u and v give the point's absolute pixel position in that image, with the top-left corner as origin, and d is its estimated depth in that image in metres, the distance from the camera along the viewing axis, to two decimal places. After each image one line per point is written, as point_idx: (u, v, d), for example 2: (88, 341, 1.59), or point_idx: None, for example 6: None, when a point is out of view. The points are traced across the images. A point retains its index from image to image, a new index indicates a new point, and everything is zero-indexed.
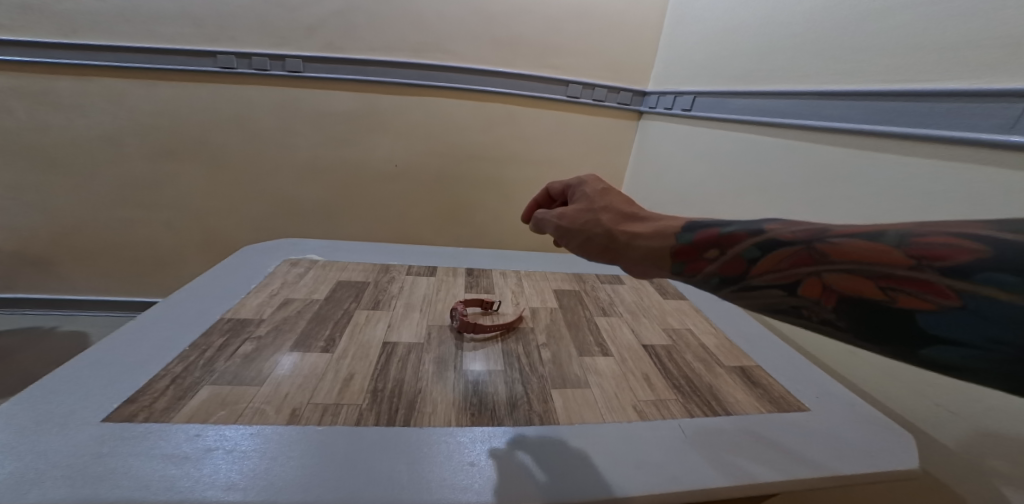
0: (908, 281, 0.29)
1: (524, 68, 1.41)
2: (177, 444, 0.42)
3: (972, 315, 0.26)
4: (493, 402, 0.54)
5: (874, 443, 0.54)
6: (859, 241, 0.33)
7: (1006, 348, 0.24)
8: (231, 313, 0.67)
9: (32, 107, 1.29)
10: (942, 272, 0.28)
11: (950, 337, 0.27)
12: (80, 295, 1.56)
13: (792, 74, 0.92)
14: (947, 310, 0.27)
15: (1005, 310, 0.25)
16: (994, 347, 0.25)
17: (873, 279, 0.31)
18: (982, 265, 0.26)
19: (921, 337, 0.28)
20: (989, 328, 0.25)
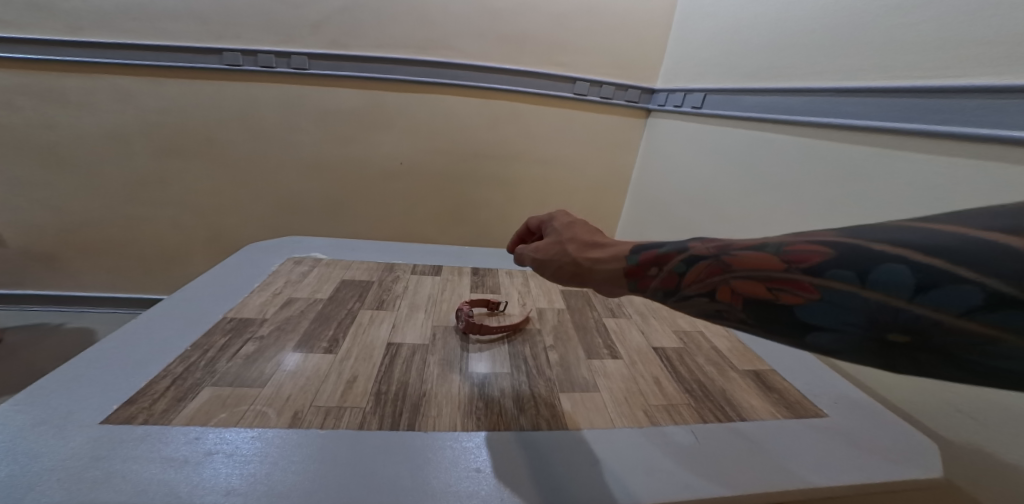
0: (787, 282, 0.34)
1: (531, 65, 1.39)
2: (175, 448, 0.41)
3: (833, 304, 0.32)
4: (499, 406, 0.52)
5: (894, 451, 0.52)
6: (751, 252, 0.38)
7: (860, 327, 0.30)
8: (233, 313, 0.66)
9: (41, 105, 1.29)
10: (808, 272, 0.33)
11: (822, 323, 0.32)
12: (88, 291, 1.57)
13: (806, 71, 0.89)
14: (817, 302, 0.32)
15: (854, 297, 0.31)
16: (850, 327, 0.31)
17: (763, 282, 0.36)
18: (834, 264, 0.32)
19: (803, 325, 0.33)
20: (846, 312, 0.31)
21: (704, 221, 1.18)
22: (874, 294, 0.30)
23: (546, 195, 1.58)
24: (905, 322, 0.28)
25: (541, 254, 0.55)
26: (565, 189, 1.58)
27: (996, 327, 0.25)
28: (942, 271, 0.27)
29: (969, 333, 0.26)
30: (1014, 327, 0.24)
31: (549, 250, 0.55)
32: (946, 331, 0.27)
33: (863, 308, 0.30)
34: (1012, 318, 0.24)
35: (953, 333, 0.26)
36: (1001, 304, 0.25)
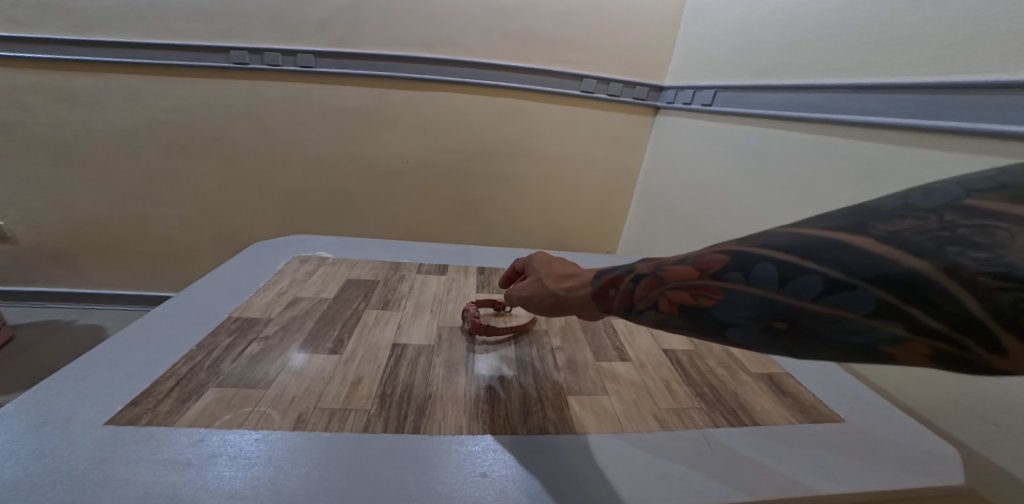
0: (703, 287, 0.33)
1: (537, 62, 1.37)
2: (179, 450, 0.41)
3: (734, 302, 0.31)
4: (506, 409, 0.51)
5: (912, 458, 0.51)
6: (673, 263, 0.36)
7: (754, 323, 0.30)
8: (239, 313, 0.65)
9: (51, 104, 1.30)
10: (714, 276, 0.32)
11: (731, 322, 0.31)
12: (98, 289, 1.58)
13: (820, 67, 0.87)
14: (725, 303, 0.31)
15: (746, 295, 0.30)
16: (749, 323, 0.30)
17: (686, 289, 0.34)
18: (727, 266, 0.32)
19: (719, 326, 0.32)
20: (743, 310, 0.30)
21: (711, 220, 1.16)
22: (759, 290, 0.29)
23: (552, 193, 1.56)
24: (783, 312, 0.28)
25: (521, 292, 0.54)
26: (571, 188, 1.56)
27: (843, 307, 0.26)
28: (796, 264, 0.28)
29: (829, 316, 0.26)
30: (857, 306, 0.25)
31: (527, 288, 0.54)
32: (815, 317, 0.27)
33: (753, 304, 0.30)
34: (852, 298, 0.25)
35: (817, 317, 0.27)
36: (843, 286, 0.26)
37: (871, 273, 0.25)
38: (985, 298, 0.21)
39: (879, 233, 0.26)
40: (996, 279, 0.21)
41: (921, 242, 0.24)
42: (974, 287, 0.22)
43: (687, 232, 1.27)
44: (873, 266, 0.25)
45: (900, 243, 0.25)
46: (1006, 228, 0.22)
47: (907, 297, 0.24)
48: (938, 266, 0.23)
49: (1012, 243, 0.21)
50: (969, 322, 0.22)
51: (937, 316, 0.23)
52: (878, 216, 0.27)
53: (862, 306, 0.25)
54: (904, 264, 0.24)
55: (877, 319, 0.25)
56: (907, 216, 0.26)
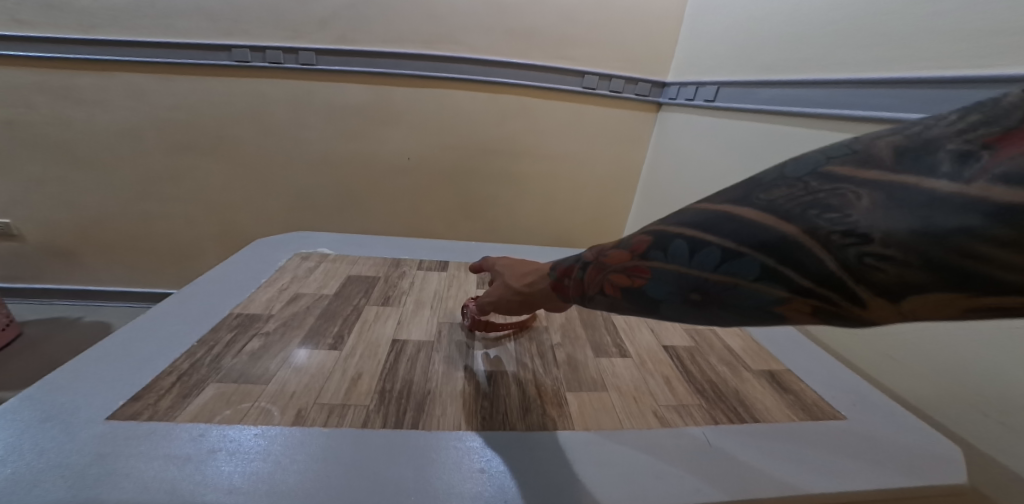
0: (635, 268, 0.36)
1: (539, 59, 1.37)
2: (179, 446, 0.41)
3: (659, 280, 0.34)
4: (505, 406, 0.51)
5: (916, 455, 0.50)
6: (613, 248, 0.40)
7: (676, 296, 0.33)
8: (240, 309, 0.65)
9: (56, 102, 1.30)
10: (642, 257, 0.36)
11: (659, 298, 0.34)
12: (104, 286, 1.59)
13: (825, 62, 0.86)
14: (653, 281, 0.35)
15: (666, 271, 0.34)
16: (672, 297, 0.34)
17: (624, 272, 0.37)
18: (651, 246, 0.35)
19: (652, 303, 0.35)
20: (668, 285, 0.34)
21: None
22: (676, 266, 0.33)
23: (553, 190, 1.56)
24: (695, 284, 0.32)
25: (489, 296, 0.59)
26: (573, 184, 1.56)
27: (734, 275, 0.30)
28: (700, 238, 0.32)
29: (728, 284, 0.30)
30: (746, 272, 0.29)
31: (491, 293, 0.58)
32: (718, 286, 0.31)
33: (672, 279, 0.33)
34: (742, 265, 0.29)
35: (720, 286, 0.31)
36: (734, 256, 0.30)
37: (754, 242, 0.29)
38: (838, 255, 0.25)
39: (761, 203, 0.30)
40: (847, 236, 0.25)
41: (790, 209, 0.28)
42: (830, 246, 0.26)
43: None
44: (756, 235, 0.29)
45: (776, 211, 0.29)
46: (854, 190, 0.26)
47: (782, 261, 0.28)
48: (801, 230, 0.27)
49: (859, 204, 0.25)
50: (829, 278, 0.26)
51: (806, 276, 0.27)
52: (760, 186, 0.31)
53: (750, 273, 0.29)
54: (777, 230, 0.28)
55: (762, 283, 0.29)
56: (783, 185, 0.30)
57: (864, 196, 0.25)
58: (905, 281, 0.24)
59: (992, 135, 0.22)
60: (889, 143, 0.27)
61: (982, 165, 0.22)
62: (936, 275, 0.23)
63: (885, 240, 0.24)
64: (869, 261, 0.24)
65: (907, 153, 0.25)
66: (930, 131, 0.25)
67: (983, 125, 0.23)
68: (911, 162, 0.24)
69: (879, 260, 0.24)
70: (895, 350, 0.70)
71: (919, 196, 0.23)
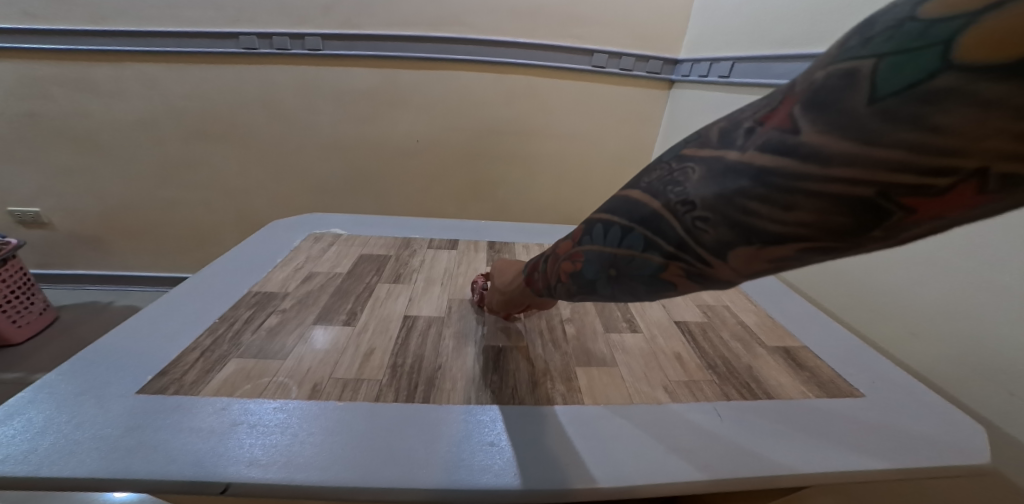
0: (574, 253, 0.38)
1: (547, 38, 1.33)
2: (204, 418, 0.43)
3: (589, 261, 0.36)
4: (514, 380, 0.52)
5: (931, 435, 0.49)
6: (563, 239, 0.42)
7: (602, 275, 0.35)
8: (258, 287, 0.67)
9: (74, 94, 1.33)
10: (578, 242, 0.38)
11: (594, 279, 0.36)
12: (130, 271, 1.65)
13: (845, 34, 0.81)
14: (585, 263, 0.37)
15: (592, 252, 0.36)
16: (601, 276, 0.35)
17: (568, 258, 0.39)
18: (584, 232, 0.37)
19: (591, 284, 0.37)
20: (595, 266, 0.36)
21: None
22: (597, 247, 0.35)
23: (562, 171, 1.55)
24: (610, 261, 0.34)
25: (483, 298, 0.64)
26: (581, 165, 1.54)
27: (630, 249, 0.32)
28: (609, 219, 0.34)
29: (628, 256, 0.32)
30: (636, 244, 0.31)
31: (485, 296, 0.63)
32: (623, 260, 0.33)
33: (597, 259, 0.35)
34: (634, 239, 0.31)
35: (625, 259, 0.32)
36: (626, 230, 0.32)
37: (636, 216, 0.31)
38: (682, 222, 0.28)
39: (642, 185, 0.32)
40: (683, 204, 0.27)
41: (655, 186, 0.30)
42: (677, 214, 0.28)
43: None
44: (636, 211, 0.31)
45: (648, 189, 0.31)
46: (691, 165, 0.28)
47: (655, 232, 0.30)
48: (661, 204, 0.29)
49: (692, 177, 0.27)
50: (684, 243, 0.28)
51: (670, 242, 0.29)
52: (646, 170, 0.32)
53: (638, 245, 0.31)
54: (648, 206, 0.30)
55: (649, 253, 0.30)
56: (658, 166, 0.31)
57: (695, 168, 0.27)
58: (723, 240, 0.26)
59: (766, 113, 0.24)
60: (718, 125, 0.28)
61: (753, 139, 0.24)
62: (737, 231, 0.25)
63: (705, 204, 0.26)
64: (698, 224, 0.27)
65: (718, 133, 0.27)
66: (740, 112, 0.27)
67: (766, 104, 0.25)
68: (723, 139, 0.26)
69: (705, 222, 0.26)
70: (916, 325, 0.68)
71: (720, 165, 0.25)
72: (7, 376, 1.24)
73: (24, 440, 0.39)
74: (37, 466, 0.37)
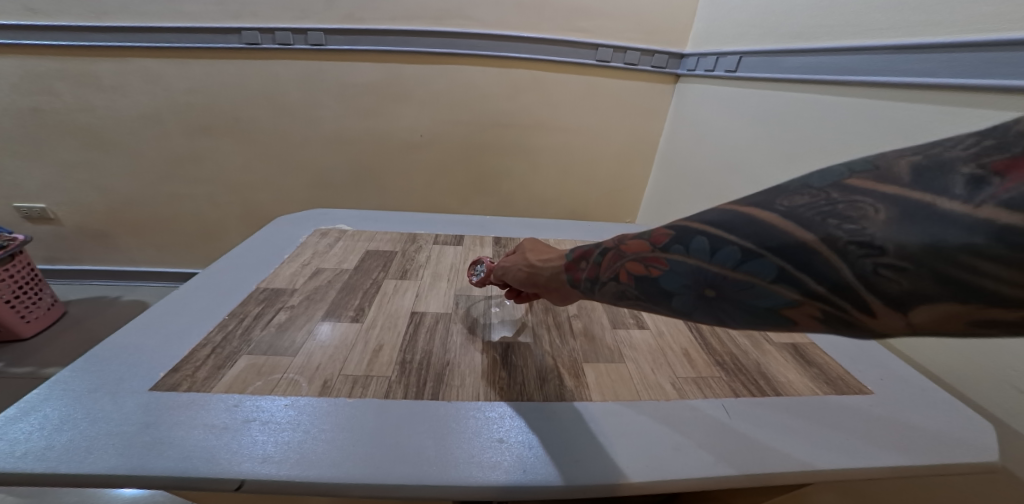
0: (653, 258, 0.37)
1: (552, 32, 1.32)
2: (217, 415, 0.43)
3: (675, 272, 0.35)
4: (522, 376, 0.52)
5: (945, 434, 0.49)
6: (633, 237, 0.40)
7: (689, 290, 0.34)
8: (266, 284, 0.67)
9: (79, 89, 1.33)
10: (662, 249, 0.36)
11: (674, 290, 0.35)
12: (140, 266, 1.66)
13: (854, 27, 0.80)
14: (668, 273, 0.36)
15: (684, 264, 0.34)
16: (686, 290, 0.34)
17: (641, 261, 0.38)
18: (673, 240, 0.36)
19: (665, 294, 0.36)
20: (682, 278, 0.35)
21: (735, 188, 1.12)
22: (694, 261, 0.34)
23: (569, 167, 1.54)
24: (711, 279, 0.33)
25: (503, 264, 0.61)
26: (589, 160, 1.54)
27: (753, 274, 0.30)
28: (721, 236, 0.32)
29: (744, 282, 0.31)
30: (765, 273, 0.30)
31: (507, 262, 0.61)
32: (734, 284, 0.31)
33: (689, 273, 0.34)
34: (761, 266, 0.30)
35: (736, 283, 0.31)
36: (753, 255, 0.30)
37: (773, 243, 0.29)
38: (855, 266, 0.26)
39: (781, 209, 0.30)
40: (863, 248, 0.25)
41: (810, 216, 0.28)
42: (849, 257, 0.26)
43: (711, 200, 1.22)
44: (774, 237, 0.29)
45: (795, 217, 0.29)
46: (872, 203, 0.26)
47: (800, 266, 0.28)
48: (818, 237, 0.27)
49: (876, 219, 0.25)
50: (845, 286, 0.26)
51: (822, 282, 0.27)
52: (783, 192, 0.31)
53: (767, 274, 0.30)
54: (793, 236, 0.28)
55: (779, 286, 0.29)
56: (806, 193, 0.29)
57: (884, 210, 0.25)
58: (916, 292, 0.24)
59: (998, 159, 0.22)
60: (908, 161, 0.26)
61: (987, 190, 0.22)
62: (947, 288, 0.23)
63: (901, 252, 0.24)
64: (883, 272, 0.25)
65: (920, 172, 0.25)
66: (948, 152, 0.25)
67: (994, 148, 0.23)
68: (926, 183, 0.24)
69: (895, 272, 0.25)
70: None
71: (930, 214, 0.24)
72: (18, 370, 1.25)
73: (41, 437, 0.40)
74: (53, 462, 0.37)
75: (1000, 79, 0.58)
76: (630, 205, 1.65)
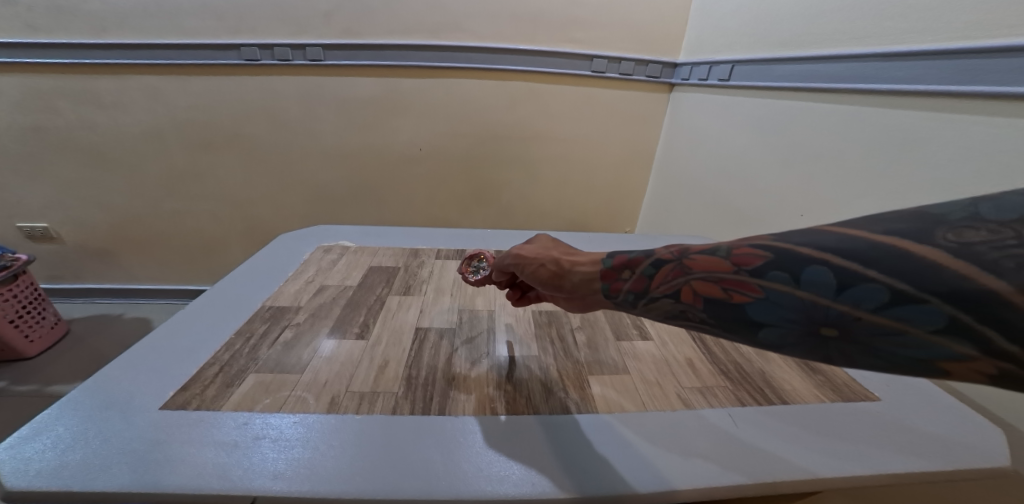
0: (737, 283, 0.32)
1: (547, 44, 1.34)
2: (227, 432, 0.44)
3: (774, 302, 0.30)
4: (528, 388, 0.53)
5: (953, 441, 0.49)
6: (704, 254, 0.35)
7: (797, 326, 0.29)
8: (270, 302, 0.67)
9: (81, 107, 1.34)
10: (751, 273, 0.31)
11: (766, 323, 0.30)
12: (142, 283, 1.66)
13: (841, 36, 0.82)
14: (761, 302, 0.31)
15: (792, 297, 0.29)
16: (789, 325, 0.29)
17: (716, 282, 0.33)
18: (772, 264, 0.30)
19: (751, 325, 0.31)
20: (784, 311, 0.30)
21: (734, 196, 1.13)
22: (808, 295, 0.28)
23: (568, 176, 1.56)
24: (832, 318, 0.27)
25: (523, 254, 0.55)
26: (588, 170, 1.55)
27: (904, 320, 0.25)
28: (853, 269, 0.27)
29: (886, 327, 0.26)
30: (923, 320, 0.24)
31: (529, 251, 0.54)
32: (868, 327, 0.26)
33: (799, 308, 0.29)
34: (919, 312, 0.24)
35: (873, 327, 0.26)
36: (909, 299, 0.25)
37: (941, 288, 0.24)
38: None
39: (949, 244, 0.24)
40: None
41: (996, 260, 0.22)
42: None
43: (709, 208, 1.24)
44: (944, 281, 0.23)
45: (975, 259, 0.23)
46: None
47: (981, 318, 0.23)
48: (1013, 287, 0.22)
49: None
50: None
51: (1012, 340, 0.22)
52: (945, 223, 0.25)
53: (929, 323, 0.24)
54: (973, 282, 0.23)
55: (941, 338, 0.24)
56: (979, 227, 0.24)
57: None
58: None
59: None
60: None
61: None
62: None
63: None
64: None
65: None
66: None
67: None
68: None
69: None
70: None
71: None
72: (22, 388, 1.24)
73: (56, 455, 0.40)
74: (73, 478, 0.38)
75: (984, 86, 0.60)
76: (631, 213, 1.66)
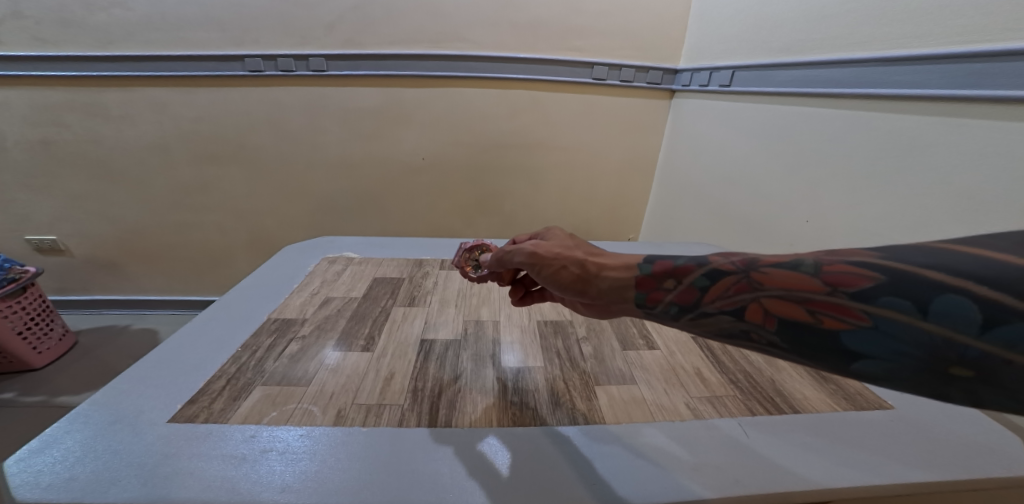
0: (831, 306, 0.30)
1: (548, 52, 1.36)
2: (234, 446, 0.44)
3: (884, 333, 0.28)
4: (533, 400, 0.53)
5: (970, 450, 0.49)
6: (781, 270, 0.34)
7: (913, 361, 0.27)
8: (277, 314, 0.68)
9: (88, 119, 1.36)
10: (850, 296, 0.29)
11: (869, 353, 0.28)
12: (149, 294, 1.67)
13: (841, 43, 0.83)
14: (864, 330, 0.29)
15: (915, 328, 0.27)
16: (904, 360, 0.27)
17: (799, 303, 0.32)
18: (884, 290, 0.28)
19: (844, 354, 0.29)
20: (897, 344, 0.27)
21: (737, 203, 1.13)
22: (938, 329, 0.26)
23: (572, 184, 1.56)
24: (966, 357, 0.25)
25: (541, 251, 0.53)
26: (591, 177, 1.56)
27: None
28: (1005, 304, 0.24)
29: None
30: None
31: (549, 249, 0.52)
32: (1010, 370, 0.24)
33: (921, 342, 0.27)
34: None
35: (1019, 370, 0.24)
36: None
37: None
38: None
39: None
40: None
41: None
42: None
43: (713, 214, 1.24)
44: None
45: None
46: None
47: None
48: None
49: None
50: None
51: None
52: None
53: None
54: None
55: None
56: None
57: None
58: None
59: None
60: None
61: None
62: None
63: None
64: None
65: None
66: None
67: None
68: None
69: None
70: None
71: None
72: (30, 399, 1.25)
73: (65, 468, 0.41)
74: (83, 490, 0.39)
75: (990, 89, 0.60)
76: (635, 220, 1.66)
